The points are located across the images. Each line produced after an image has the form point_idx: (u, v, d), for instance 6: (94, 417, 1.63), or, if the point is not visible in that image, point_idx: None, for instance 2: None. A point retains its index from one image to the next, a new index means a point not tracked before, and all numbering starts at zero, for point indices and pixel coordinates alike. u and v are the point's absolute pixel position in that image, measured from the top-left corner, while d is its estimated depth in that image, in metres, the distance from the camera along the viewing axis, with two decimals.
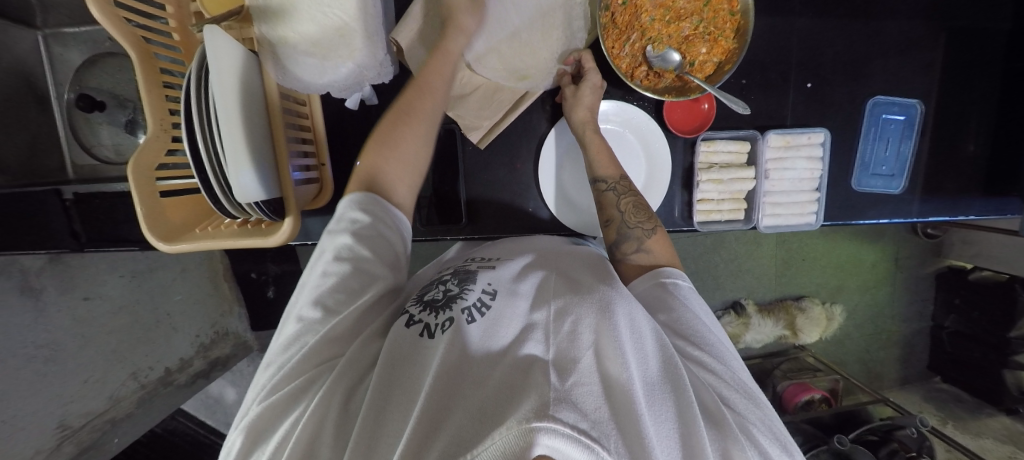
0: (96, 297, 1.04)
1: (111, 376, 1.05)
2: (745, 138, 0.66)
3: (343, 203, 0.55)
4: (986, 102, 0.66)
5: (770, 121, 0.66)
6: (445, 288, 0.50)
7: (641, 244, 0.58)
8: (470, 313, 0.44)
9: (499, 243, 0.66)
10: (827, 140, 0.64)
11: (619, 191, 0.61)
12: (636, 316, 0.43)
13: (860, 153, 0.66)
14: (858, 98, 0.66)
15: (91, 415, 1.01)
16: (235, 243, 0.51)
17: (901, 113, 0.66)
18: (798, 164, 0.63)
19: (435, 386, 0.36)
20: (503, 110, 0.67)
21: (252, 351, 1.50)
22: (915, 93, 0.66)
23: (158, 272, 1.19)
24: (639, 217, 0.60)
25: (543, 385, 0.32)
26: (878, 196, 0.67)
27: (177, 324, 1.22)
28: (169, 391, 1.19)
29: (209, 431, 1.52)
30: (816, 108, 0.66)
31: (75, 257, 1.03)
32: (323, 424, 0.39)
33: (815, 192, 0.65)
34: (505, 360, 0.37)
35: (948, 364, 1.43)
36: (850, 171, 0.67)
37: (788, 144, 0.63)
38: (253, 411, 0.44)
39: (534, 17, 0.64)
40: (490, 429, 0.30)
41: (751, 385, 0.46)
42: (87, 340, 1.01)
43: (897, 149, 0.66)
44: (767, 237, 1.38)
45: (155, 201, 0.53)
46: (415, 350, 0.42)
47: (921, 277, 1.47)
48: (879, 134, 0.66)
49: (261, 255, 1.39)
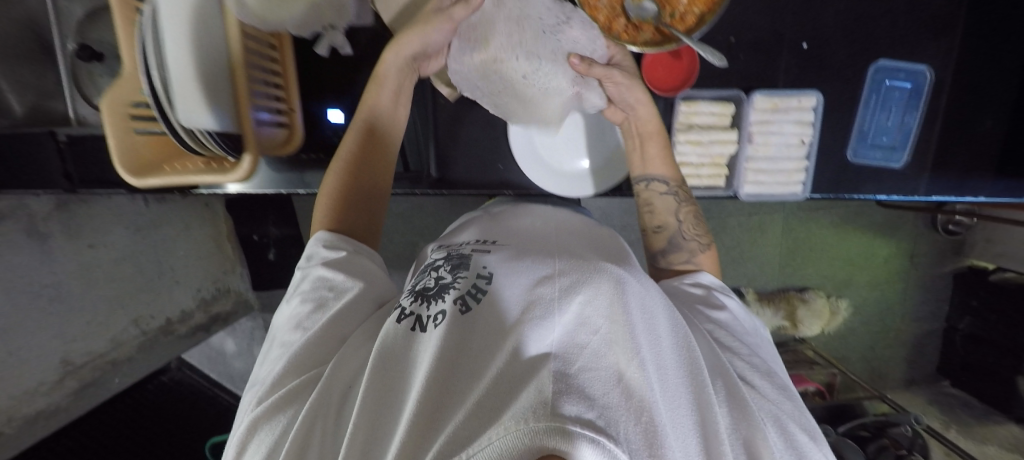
0: (100, 245, 1.09)
1: (113, 321, 1.11)
2: (728, 99, 0.68)
3: (311, 241, 0.61)
4: (1004, 78, 0.66)
5: (760, 82, 0.68)
6: (436, 276, 0.54)
7: (693, 256, 0.67)
8: (463, 301, 0.47)
9: (503, 223, 0.66)
10: (819, 104, 0.65)
11: (681, 197, 0.67)
12: (646, 300, 0.42)
13: (860, 121, 0.68)
14: (859, 63, 0.66)
15: (91, 354, 1.07)
16: (194, 179, 0.52)
17: (907, 80, 0.66)
18: (786, 129, 0.66)
19: (432, 378, 0.37)
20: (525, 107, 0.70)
21: (254, 310, 1.54)
22: (924, 58, 0.66)
23: (161, 228, 1.22)
24: (697, 231, 0.68)
25: (543, 376, 0.31)
26: (876, 168, 0.69)
27: (179, 277, 1.26)
28: (170, 340, 1.25)
29: (213, 384, 1.55)
30: (812, 71, 0.67)
31: (81, 206, 1.06)
32: (317, 421, 0.41)
33: (803, 160, 0.67)
34: (501, 353, 0.38)
35: (960, 368, 1.37)
36: (847, 141, 0.68)
37: (776, 106, 0.66)
38: (246, 421, 0.47)
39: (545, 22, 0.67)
40: (485, 428, 0.30)
41: (764, 365, 0.55)
42: (91, 287, 1.06)
43: (899, 120, 0.68)
44: (773, 224, 1.32)
45: (129, 138, 0.55)
46: (407, 344, 0.45)
47: (939, 276, 1.38)
48: (881, 101, 0.67)
49: (262, 218, 1.42)
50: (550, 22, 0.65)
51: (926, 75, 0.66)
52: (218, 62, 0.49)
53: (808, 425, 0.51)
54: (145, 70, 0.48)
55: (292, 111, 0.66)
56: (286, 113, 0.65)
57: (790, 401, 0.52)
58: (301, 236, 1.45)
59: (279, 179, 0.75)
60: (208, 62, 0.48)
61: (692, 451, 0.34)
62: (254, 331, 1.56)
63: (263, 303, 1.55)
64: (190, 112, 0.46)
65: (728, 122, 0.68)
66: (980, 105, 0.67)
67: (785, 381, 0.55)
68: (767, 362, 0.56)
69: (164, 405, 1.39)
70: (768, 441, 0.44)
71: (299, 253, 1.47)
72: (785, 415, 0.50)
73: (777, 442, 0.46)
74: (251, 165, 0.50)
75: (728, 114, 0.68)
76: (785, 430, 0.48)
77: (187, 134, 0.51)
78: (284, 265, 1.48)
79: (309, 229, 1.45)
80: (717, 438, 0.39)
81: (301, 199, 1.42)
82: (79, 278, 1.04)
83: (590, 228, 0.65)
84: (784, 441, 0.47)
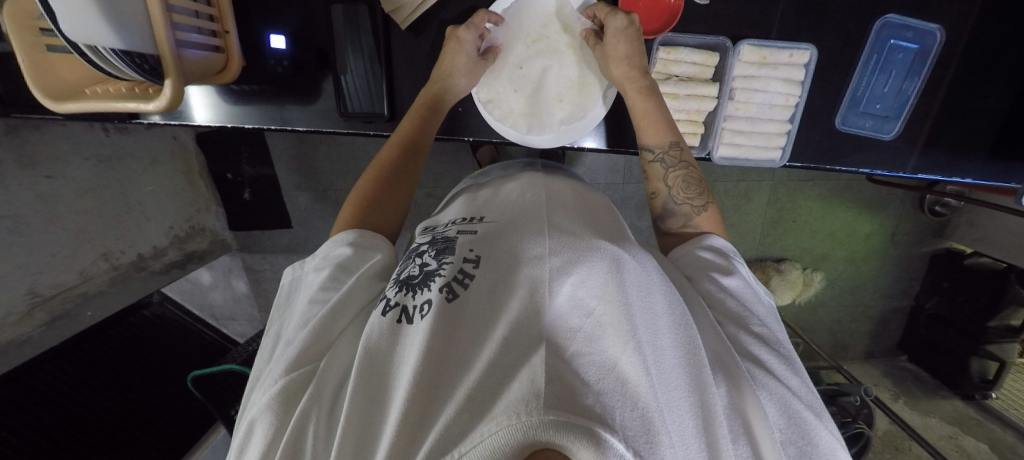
0: (59, 177, 0.95)
1: (82, 255, 0.99)
2: (714, 48, 0.70)
3: (329, 243, 0.57)
4: (1002, 58, 0.67)
5: (753, 29, 0.68)
6: (422, 263, 0.50)
7: (689, 220, 0.60)
8: (450, 288, 0.43)
9: (495, 196, 0.62)
10: (811, 60, 0.67)
11: (669, 162, 0.63)
12: (646, 280, 0.41)
13: (854, 87, 0.69)
14: (866, 16, 0.67)
15: (62, 287, 0.96)
16: (112, 105, 0.49)
17: (914, 40, 0.67)
18: (773, 86, 0.69)
19: (421, 372, 0.35)
20: (557, 114, 0.71)
21: (232, 250, 1.50)
22: (936, 18, 0.66)
23: (126, 160, 1.11)
24: (689, 193, 0.61)
25: (535, 363, 0.31)
26: (863, 137, 0.71)
27: (149, 213, 1.16)
28: (144, 276, 1.16)
29: (196, 320, 1.53)
30: (810, 19, 0.67)
31: (30, 130, 0.91)
32: (311, 412, 0.38)
33: (786, 123, 0.70)
34: (493, 338, 0.36)
35: (918, 344, 1.42)
36: (837, 107, 0.71)
37: (764, 60, 0.67)
38: (253, 412, 0.42)
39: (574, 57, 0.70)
40: (478, 422, 0.29)
41: (772, 334, 0.49)
42: (53, 218, 0.93)
43: (897, 85, 0.69)
44: (760, 192, 1.30)
45: (41, 56, 0.53)
46: (395, 338, 0.41)
47: (916, 256, 1.39)
48: (882, 63, 0.68)
49: (235, 155, 1.35)
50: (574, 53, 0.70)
51: (937, 35, 0.66)
52: None
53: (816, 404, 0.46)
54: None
55: (228, 34, 0.60)
56: (221, 35, 0.59)
57: (797, 374, 0.47)
58: (277, 177, 1.40)
59: (247, 111, 0.72)
60: None
61: (689, 436, 0.33)
62: (231, 271, 1.53)
63: (240, 243, 1.51)
64: (79, 30, 0.41)
65: (712, 74, 0.71)
66: (974, 83, 0.69)
67: (791, 351, 0.50)
68: (773, 330, 0.50)
69: (148, 335, 1.34)
70: (766, 418, 0.41)
71: (275, 194, 1.42)
72: (791, 391, 0.44)
73: (775, 419, 0.42)
74: (174, 96, 0.48)
75: (712, 66, 0.70)
76: (789, 404, 0.43)
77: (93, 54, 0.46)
78: (261, 205, 1.44)
79: (285, 169, 1.39)
80: (712, 414, 0.37)
81: (275, 137, 1.35)
82: (40, 208, 0.91)
83: (581, 194, 0.62)
84: (782, 417, 0.43)
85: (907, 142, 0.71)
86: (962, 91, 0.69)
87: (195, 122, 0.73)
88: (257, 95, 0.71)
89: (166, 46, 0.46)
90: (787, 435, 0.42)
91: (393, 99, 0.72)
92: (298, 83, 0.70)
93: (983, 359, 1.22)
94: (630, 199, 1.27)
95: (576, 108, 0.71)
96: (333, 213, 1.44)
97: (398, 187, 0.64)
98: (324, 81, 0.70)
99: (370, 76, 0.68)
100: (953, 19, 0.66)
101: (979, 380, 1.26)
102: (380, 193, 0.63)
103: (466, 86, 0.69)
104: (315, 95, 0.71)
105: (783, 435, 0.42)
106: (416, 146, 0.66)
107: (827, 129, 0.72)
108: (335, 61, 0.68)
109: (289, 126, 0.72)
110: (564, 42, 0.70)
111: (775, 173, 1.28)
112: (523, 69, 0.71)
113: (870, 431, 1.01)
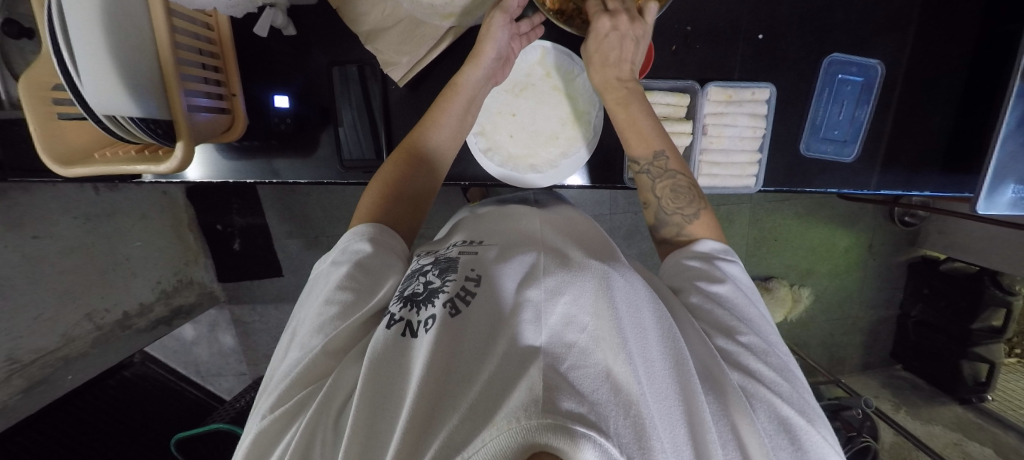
0: (46, 237, 0.93)
1: (66, 316, 0.96)
2: (685, 90, 0.76)
3: (348, 237, 0.59)
4: (941, 84, 0.75)
5: (717, 70, 0.75)
6: (425, 281, 0.50)
7: (682, 230, 0.63)
8: (453, 304, 0.44)
9: (491, 222, 0.64)
10: (771, 96, 0.73)
11: (654, 173, 0.66)
12: (635, 295, 0.43)
13: (813, 116, 0.76)
14: (817, 54, 0.74)
15: (42, 351, 0.92)
16: (124, 168, 0.51)
17: (859, 73, 0.74)
18: (740, 120, 0.74)
19: (424, 385, 0.35)
20: (549, 152, 0.75)
21: (221, 302, 1.47)
22: (875, 53, 0.74)
23: (115, 217, 1.10)
24: (679, 203, 0.64)
25: (534, 373, 0.32)
26: (827, 161, 0.77)
27: (136, 268, 1.14)
28: (128, 334, 1.11)
29: (180, 378, 1.47)
30: (766, 62, 0.75)
31: (19, 193, 0.91)
32: (317, 429, 0.39)
33: (756, 153, 0.76)
34: (493, 354, 0.37)
35: (911, 352, 1.44)
36: (800, 136, 0.77)
37: (729, 98, 0.74)
38: (257, 427, 0.43)
39: (559, 102, 0.74)
40: (478, 430, 0.30)
41: (762, 345, 0.50)
42: (39, 280, 0.91)
43: (850, 114, 0.76)
44: (740, 215, 1.35)
45: (52, 122, 0.56)
46: (400, 350, 0.42)
47: (895, 265, 1.45)
48: (835, 94, 0.75)
49: (225, 206, 1.36)
50: (557, 100, 0.74)
51: (877, 69, 0.74)
52: (145, 53, 0.47)
53: (809, 411, 0.46)
54: (55, 46, 0.45)
55: (234, 96, 0.63)
56: (227, 98, 0.63)
57: (790, 383, 0.48)
58: (267, 226, 1.40)
59: (246, 167, 0.74)
60: (131, 54, 0.45)
61: (681, 445, 0.34)
62: (219, 324, 1.49)
63: (229, 294, 1.48)
64: (102, 101, 0.44)
65: (685, 113, 0.76)
66: (922, 106, 0.76)
67: (785, 360, 0.50)
68: (766, 340, 0.51)
69: (130, 398, 1.28)
70: (757, 428, 0.42)
71: (266, 242, 1.41)
72: (781, 398, 0.45)
73: (766, 424, 0.43)
74: (184, 155, 0.50)
75: (684, 105, 0.76)
76: (779, 413, 0.44)
77: (111, 122, 0.49)
78: (251, 256, 1.42)
79: (276, 218, 1.40)
80: (701, 420, 0.38)
81: (266, 187, 1.36)
82: (26, 271, 0.89)
83: (573, 219, 0.65)
84: (773, 424, 0.44)
85: (867, 161, 0.78)
86: (909, 114, 0.76)
87: (189, 179, 0.74)
88: (255, 150, 0.74)
89: (178, 110, 0.49)
90: (778, 441, 0.42)
91: (388, 145, 0.75)
92: (299, 138, 0.73)
93: (973, 361, 1.25)
94: (619, 228, 1.31)
95: (564, 147, 0.75)
96: None
97: (408, 189, 0.65)
98: (323, 134, 0.73)
99: (365, 127, 0.72)
100: (890, 53, 0.74)
101: (974, 384, 1.28)
102: (391, 194, 0.64)
103: (484, 71, 0.67)
104: (313, 149, 0.74)
105: (773, 440, 0.42)
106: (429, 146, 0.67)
107: (793, 156, 0.78)
108: (335, 115, 0.72)
109: (284, 180, 0.75)
110: (550, 87, 0.74)
111: (753, 195, 1.34)
112: (513, 111, 0.75)
113: (876, 444, 1.01)
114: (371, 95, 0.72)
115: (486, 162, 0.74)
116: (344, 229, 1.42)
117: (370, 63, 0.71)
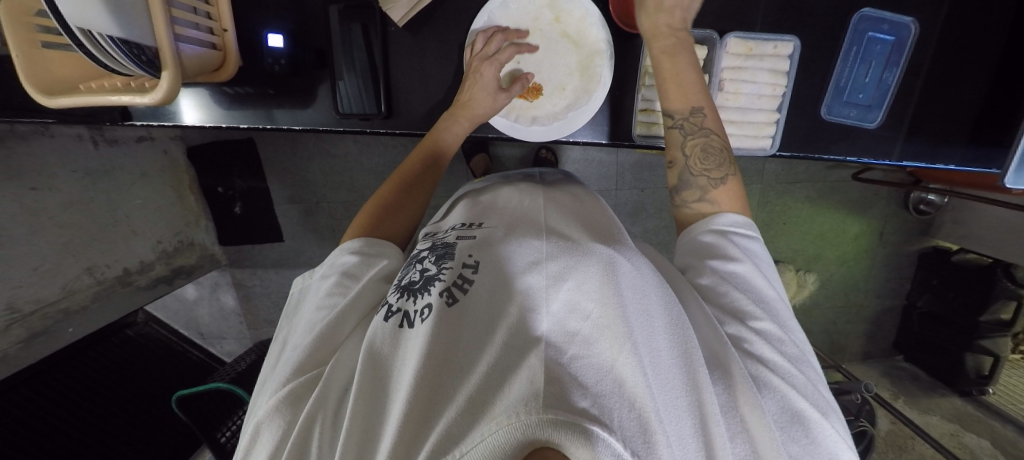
0: (45, 189, 0.91)
1: (65, 268, 0.94)
2: (703, 41, 0.72)
3: (337, 249, 0.58)
4: (976, 49, 0.71)
5: (737, 24, 0.71)
6: (422, 268, 0.48)
7: (706, 194, 0.60)
8: (450, 292, 0.42)
9: (492, 203, 0.62)
10: (795, 50, 0.69)
11: (687, 129, 0.63)
12: (642, 282, 0.40)
13: (838, 77, 0.72)
14: (845, 13, 0.70)
15: (42, 302, 0.89)
16: (112, 98, 0.50)
17: (891, 32, 0.70)
18: (760, 77, 0.71)
19: (422, 375, 0.34)
20: (558, 104, 0.74)
21: (223, 266, 1.47)
22: (908, 11, 0.69)
23: (116, 174, 1.08)
24: (708, 165, 0.61)
25: (536, 363, 0.30)
26: (849, 126, 0.74)
27: (137, 227, 1.12)
28: (129, 291, 1.09)
29: (183, 339, 1.49)
30: (791, 17, 0.71)
31: (18, 142, 0.89)
32: (315, 420, 0.37)
33: (775, 112, 0.73)
34: (493, 342, 0.35)
35: (914, 343, 1.43)
36: (821, 98, 0.73)
37: (749, 51, 0.70)
38: (259, 414, 0.42)
39: (568, 48, 0.72)
40: (477, 422, 0.28)
41: (776, 331, 0.48)
42: (39, 231, 0.89)
43: (877, 75, 0.72)
44: (749, 196, 1.32)
45: (37, 51, 0.55)
46: (395, 343, 0.40)
47: (905, 254, 1.42)
48: (863, 53, 0.71)
49: (225, 168, 1.34)
50: (563, 49, 0.72)
51: (911, 27, 0.69)
52: None
53: (820, 401, 0.45)
54: None
55: (225, 32, 0.62)
56: (217, 33, 0.61)
57: (802, 375, 0.46)
58: (269, 190, 1.39)
59: (242, 115, 0.72)
60: None
61: (690, 437, 0.32)
62: (219, 286, 1.49)
63: (229, 258, 1.47)
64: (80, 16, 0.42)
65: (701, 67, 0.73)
66: (953, 74, 0.72)
67: (799, 349, 0.48)
68: (779, 327, 0.48)
69: (131, 355, 1.30)
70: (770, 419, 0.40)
71: (267, 207, 1.40)
72: (793, 389, 0.44)
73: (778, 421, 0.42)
74: (171, 87, 0.49)
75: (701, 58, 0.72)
76: (792, 405, 0.43)
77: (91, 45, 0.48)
78: (252, 219, 1.42)
79: (277, 183, 1.38)
80: (711, 415, 0.35)
81: (266, 148, 1.34)
82: (30, 220, 0.87)
83: (580, 199, 0.63)
84: (785, 417, 0.42)
85: (890, 130, 0.74)
86: (937, 82, 0.72)
87: (186, 123, 0.73)
88: (250, 97, 0.72)
89: (163, 37, 0.48)
90: (789, 434, 0.41)
91: (389, 97, 0.72)
92: (296, 82, 0.71)
93: (977, 354, 1.23)
94: (624, 204, 1.29)
95: (570, 98, 0.73)
96: (327, 226, 1.43)
97: (408, 200, 0.65)
98: (320, 82, 0.71)
99: (363, 79, 0.69)
100: (923, 13, 0.69)
101: (976, 377, 1.26)
102: (392, 205, 0.64)
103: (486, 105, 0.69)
104: (311, 98, 0.72)
105: (784, 434, 0.41)
106: (431, 176, 0.69)
107: (813, 121, 0.75)
108: (333, 64, 0.69)
109: (280, 126, 0.73)
110: (558, 33, 0.71)
111: (764, 176, 1.30)
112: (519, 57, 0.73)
113: (872, 429, 1.00)
114: (371, 47, 0.69)
115: (501, 120, 0.73)
116: (344, 196, 1.41)
117: (372, 6, 0.68)
